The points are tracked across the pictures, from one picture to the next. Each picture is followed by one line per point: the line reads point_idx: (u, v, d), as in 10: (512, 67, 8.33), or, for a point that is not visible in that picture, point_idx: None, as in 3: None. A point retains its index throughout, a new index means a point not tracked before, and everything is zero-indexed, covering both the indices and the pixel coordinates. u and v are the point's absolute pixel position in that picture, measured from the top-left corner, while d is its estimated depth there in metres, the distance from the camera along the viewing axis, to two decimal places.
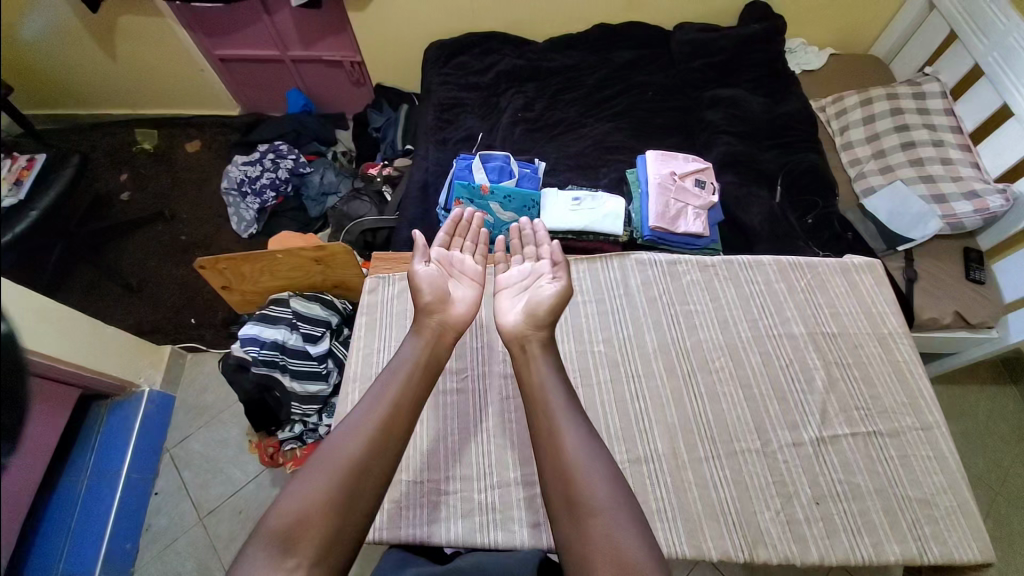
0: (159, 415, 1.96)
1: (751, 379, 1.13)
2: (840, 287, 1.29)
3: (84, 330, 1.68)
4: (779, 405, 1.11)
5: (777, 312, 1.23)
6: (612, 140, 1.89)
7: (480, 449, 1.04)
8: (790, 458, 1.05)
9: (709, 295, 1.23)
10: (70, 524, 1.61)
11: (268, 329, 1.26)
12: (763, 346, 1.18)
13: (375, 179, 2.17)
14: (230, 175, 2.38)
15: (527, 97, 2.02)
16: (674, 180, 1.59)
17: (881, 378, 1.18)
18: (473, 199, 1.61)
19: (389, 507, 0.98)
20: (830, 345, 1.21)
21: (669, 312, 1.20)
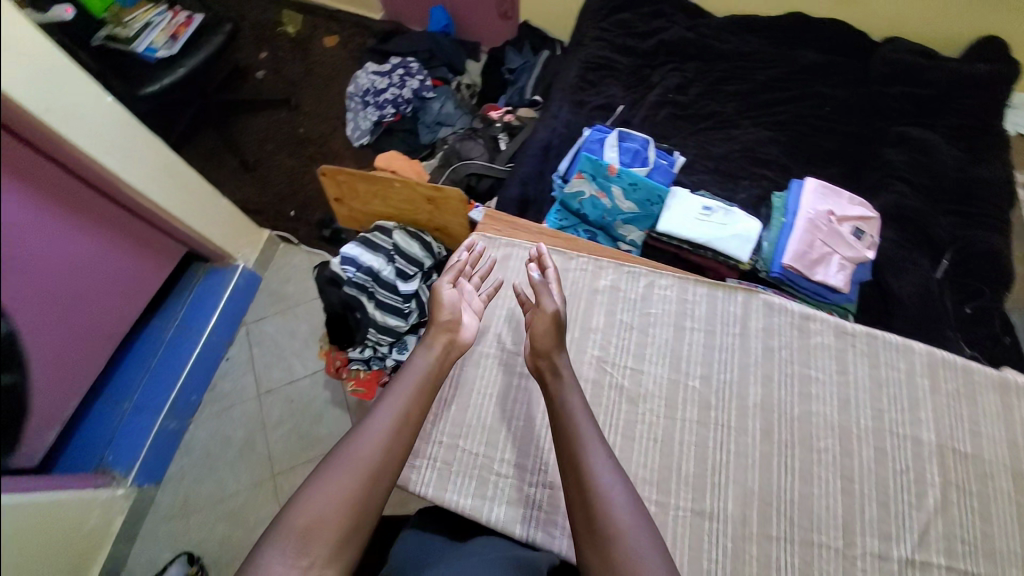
0: (246, 292, 2.11)
1: (856, 473, 1.00)
2: (992, 404, 1.08)
3: (203, 196, 1.79)
4: (877, 509, 0.98)
5: (910, 409, 1.06)
6: (764, 152, 1.67)
7: (541, 443, 1.00)
8: (870, 570, 0.93)
9: (836, 367, 1.08)
10: (149, 364, 1.84)
11: (368, 254, 1.28)
12: (881, 443, 1.03)
13: (496, 124, 2.08)
14: (359, 82, 2.41)
15: (683, 78, 1.82)
16: (830, 221, 1.40)
17: (1007, 521, 0.99)
18: (596, 176, 1.48)
19: (440, 466, 0.99)
20: (959, 467, 1.03)
21: (785, 370, 1.06)
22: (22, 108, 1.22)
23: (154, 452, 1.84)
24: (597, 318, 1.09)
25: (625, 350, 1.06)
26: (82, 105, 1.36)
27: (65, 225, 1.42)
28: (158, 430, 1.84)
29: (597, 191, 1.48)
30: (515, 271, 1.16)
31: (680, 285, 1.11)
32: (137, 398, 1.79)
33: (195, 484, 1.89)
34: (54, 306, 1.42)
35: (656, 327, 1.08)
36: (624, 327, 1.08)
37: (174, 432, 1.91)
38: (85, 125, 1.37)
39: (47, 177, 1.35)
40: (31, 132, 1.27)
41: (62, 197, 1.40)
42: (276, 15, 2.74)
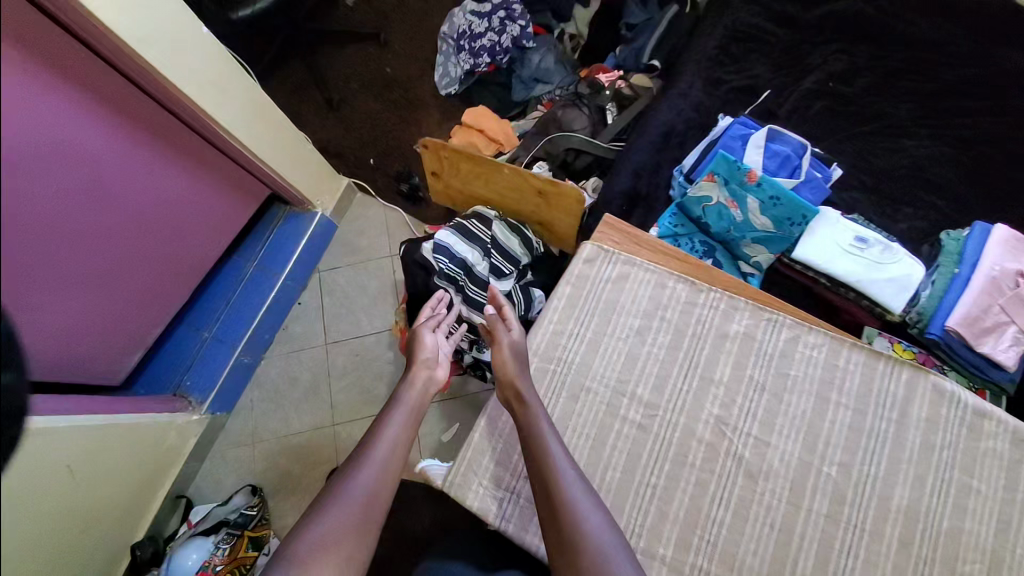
0: (322, 238, 2.04)
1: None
2: None
3: (288, 137, 1.66)
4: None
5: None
6: (939, 173, 1.36)
7: (636, 504, 0.87)
8: None
9: (1008, 481, 0.88)
10: (230, 297, 1.87)
11: (463, 244, 1.17)
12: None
13: (604, 91, 1.81)
14: (454, 22, 2.17)
15: (850, 63, 1.48)
16: (1016, 284, 1.14)
17: None
18: (729, 181, 1.26)
19: (523, 504, 0.91)
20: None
21: (945, 474, 0.88)
22: (117, 38, 1.11)
23: (228, 385, 1.87)
24: (723, 370, 0.93)
25: (753, 413, 0.90)
26: (178, 37, 1.24)
27: (142, 154, 1.32)
28: (234, 363, 1.86)
29: (727, 200, 1.27)
30: (631, 295, 0.99)
31: (832, 347, 0.93)
32: (218, 330, 1.84)
33: (261, 419, 1.93)
34: (140, 241, 1.41)
35: (792, 394, 0.91)
36: (755, 386, 0.92)
37: (247, 365, 1.93)
38: (180, 60, 1.25)
39: (137, 111, 1.27)
40: (125, 63, 1.18)
41: (151, 131, 1.32)
42: None
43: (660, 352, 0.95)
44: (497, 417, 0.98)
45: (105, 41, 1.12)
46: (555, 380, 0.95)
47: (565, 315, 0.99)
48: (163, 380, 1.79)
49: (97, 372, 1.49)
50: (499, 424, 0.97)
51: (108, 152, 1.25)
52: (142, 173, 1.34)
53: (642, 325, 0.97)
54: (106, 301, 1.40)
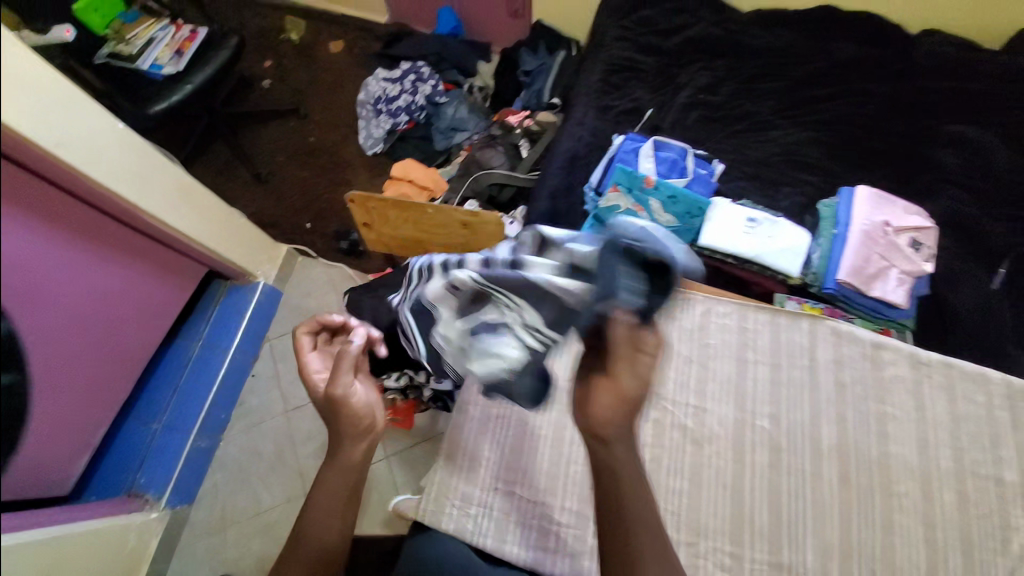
0: (267, 306, 2.02)
1: (937, 520, 0.93)
2: None
3: (220, 214, 1.69)
4: (963, 559, 0.91)
5: (991, 447, 0.98)
6: (804, 154, 1.56)
7: (602, 490, 0.95)
8: None
9: (914, 403, 1.00)
10: (178, 382, 1.80)
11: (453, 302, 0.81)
12: (962, 485, 0.95)
13: (515, 130, 2.01)
14: (369, 89, 2.33)
15: (713, 76, 1.73)
16: (887, 233, 1.28)
17: None
18: (632, 188, 1.42)
19: (499, 512, 0.95)
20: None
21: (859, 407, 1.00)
22: (32, 143, 1.14)
23: (186, 474, 1.76)
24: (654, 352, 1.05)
25: (687, 384, 1.02)
26: (97, 134, 1.28)
27: (71, 251, 1.30)
28: (189, 451, 1.75)
29: (634, 205, 1.42)
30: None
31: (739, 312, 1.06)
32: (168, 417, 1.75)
33: (228, 499, 1.81)
34: (77, 337, 1.36)
35: (715, 362, 1.04)
36: (683, 360, 1.04)
37: (206, 451, 1.83)
38: (99, 156, 1.29)
39: (66, 209, 1.27)
40: (44, 165, 1.19)
41: (82, 228, 1.32)
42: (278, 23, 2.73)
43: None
44: (458, 436, 1.01)
45: (19, 145, 1.13)
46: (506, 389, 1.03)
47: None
48: (116, 480, 1.68)
49: (38, 488, 1.37)
50: (462, 441, 1.00)
51: (38, 256, 1.23)
52: (75, 268, 1.32)
53: None
54: (43, 408, 1.32)
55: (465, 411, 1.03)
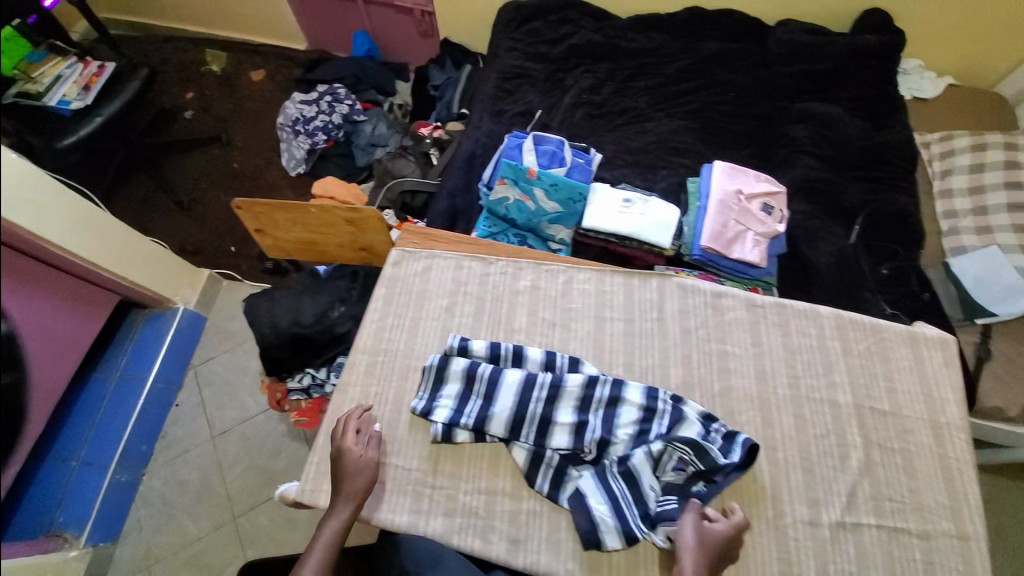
0: (190, 331, 2.02)
1: (778, 442, 1.03)
2: (903, 361, 1.10)
3: (127, 240, 1.72)
4: (803, 476, 1.00)
5: (824, 374, 1.10)
6: (679, 141, 1.73)
7: (473, 453, 1.04)
8: (801, 536, 0.95)
9: (752, 340, 1.14)
10: (96, 417, 1.77)
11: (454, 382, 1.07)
12: (800, 410, 1.06)
13: (425, 140, 2.11)
14: (286, 112, 2.40)
15: (596, 78, 1.88)
16: (739, 200, 1.43)
17: (926, 473, 1.00)
18: (518, 180, 1.52)
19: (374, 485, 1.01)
20: (877, 424, 1.05)
21: (703, 347, 1.13)
22: None
23: (107, 509, 1.71)
24: (520, 319, 1.16)
25: (551, 345, 1.14)
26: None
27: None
28: (109, 484, 1.72)
29: (521, 195, 1.53)
30: (436, 281, 1.21)
31: (597, 278, 1.21)
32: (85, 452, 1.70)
33: (154, 534, 1.76)
34: None
35: (577, 322, 1.16)
36: (548, 324, 1.17)
37: (127, 485, 1.79)
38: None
39: None
40: None
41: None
42: (200, 56, 2.79)
43: (469, 320, 1.17)
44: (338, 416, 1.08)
45: None
46: (387, 366, 1.12)
47: (386, 312, 1.18)
48: (30, 524, 1.61)
49: None
50: (342, 420, 1.08)
51: None
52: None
53: (449, 303, 1.19)
54: None
55: (346, 392, 1.11)
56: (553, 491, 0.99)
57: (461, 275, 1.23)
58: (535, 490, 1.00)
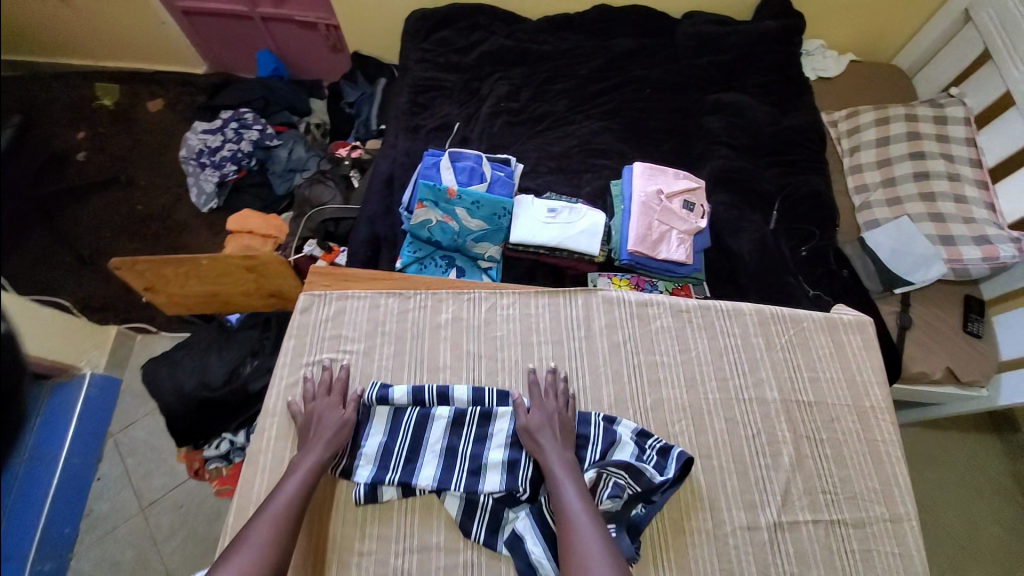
0: (102, 399, 1.81)
1: (712, 449, 1.03)
2: (824, 349, 1.13)
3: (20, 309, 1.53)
4: (737, 480, 1.00)
5: (750, 373, 1.10)
6: (600, 142, 1.72)
7: (402, 516, 0.99)
8: (742, 544, 0.95)
9: (679, 346, 1.13)
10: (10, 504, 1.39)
11: (377, 433, 1.03)
12: (730, 413, 1.06)
13: (343, 162, 1.99)
14: (189, 144, 2.21)
15: (512, 84, 1.83)
16: (660, 200, 1.42)
17: (854, 458, 1.03)
18: (438, 202, 1.44)
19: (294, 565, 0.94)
20: (805, 416, 1.06)
21: (632, 360, 1.11)
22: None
23: None
24: (444, 356, 1.12)
25: (477, 379, 1.10)
26: None
27: None
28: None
29: (443, 216, 1.45)
30: (352, 323, 1.15)
31: (521, 301, 1.18)
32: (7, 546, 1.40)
33: None
34: None
35: (503, 352, 1.13)
36: (474, 357, 1.13)
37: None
38: None
39: None
40: None
41: None
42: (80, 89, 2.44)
43: (389, 363, 1.12)
44: (250, 488, 1.00)
45: None
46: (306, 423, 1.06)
47: (297, 365, 1.11)
48: None
49: None
50: (253, 494, 0.99)
51: None
52: None
53: (369, 345, 1.14)
54: None
55: (256, 462, 1.02)
56: (488, 538, 0.95)
57: (377, 315, 1.17)
58: (470, 541, 0.96)
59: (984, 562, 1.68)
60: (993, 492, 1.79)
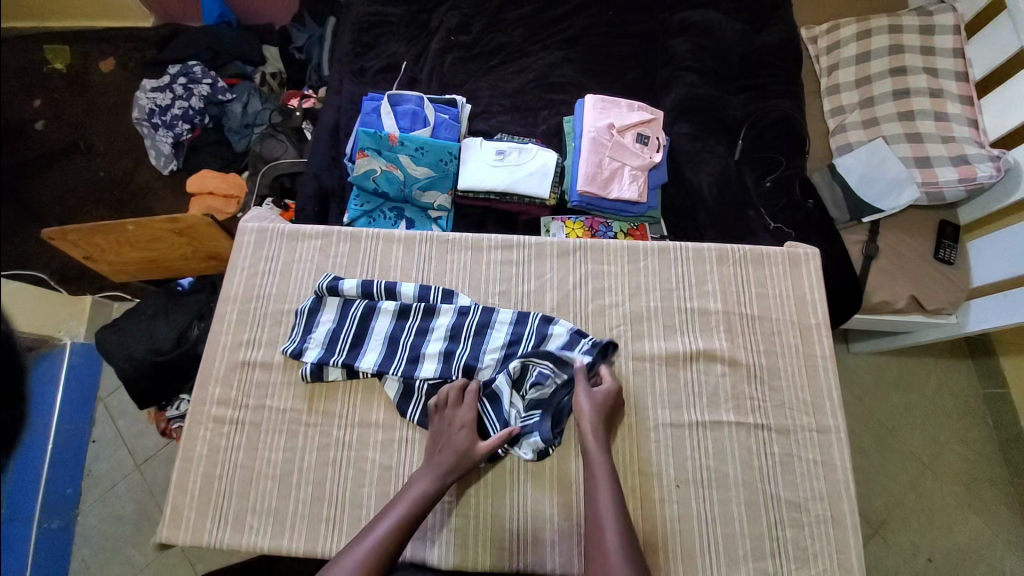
0: (87, 364, 1.82)
1: (647, 354, 0.97)
2: (775, 265, 1.03)
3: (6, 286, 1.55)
4: (667, 383, 0.95)
5: (696, 285, 1.01)
6: (557, 75, 1.60)
7: (347, 397, 0.96)
8: (662, 438, 0.91)
9: (628, 256, 1.04)
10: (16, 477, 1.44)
11: (322, 322, 0.99)
12: (670, 321, 0.99)
13: (294, 113, 1.91)
14: (138, 103, 2.11)
15: (462, 14, 1.68)
16: (612, 134, 1.34)
17: (788, 372, 0.96)
18: (380, 150, 1.38)
19: (248, 428, 0.95)
20: (744, 330, 0.99)
21: (579, 270, 1.03)
22: None
23: (43, 559, 1.55)
24: (396, 256, 1.07)
25: (427, 280, 1.05)
26: None
27: None
28: (38, 535, 1.56)
29: (387, 165, 1.38)
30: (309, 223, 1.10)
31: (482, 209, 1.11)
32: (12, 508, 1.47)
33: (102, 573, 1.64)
34: None
35: (453, 255, 1.06)
36: (425, 260, 1.07)
37: (61, 530, 1.64)
38: None
39: None
40: None
41: None
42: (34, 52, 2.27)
43: (343, 259, 1.07)
44: (210, 366, 0.99)
45: None
46: (258, 313, 1.03)
47: (255, 256, 1.07)
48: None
49: None
50: (214, 371, 0.99)
51: None
52: None
53: (322, 244, 1.08)
54: None
55: (217, 340, 1.01)
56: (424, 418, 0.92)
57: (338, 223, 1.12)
58: (407, 420, 0.93)
59: (952, 485, 1.67)
60: (967, 417, 1.75)
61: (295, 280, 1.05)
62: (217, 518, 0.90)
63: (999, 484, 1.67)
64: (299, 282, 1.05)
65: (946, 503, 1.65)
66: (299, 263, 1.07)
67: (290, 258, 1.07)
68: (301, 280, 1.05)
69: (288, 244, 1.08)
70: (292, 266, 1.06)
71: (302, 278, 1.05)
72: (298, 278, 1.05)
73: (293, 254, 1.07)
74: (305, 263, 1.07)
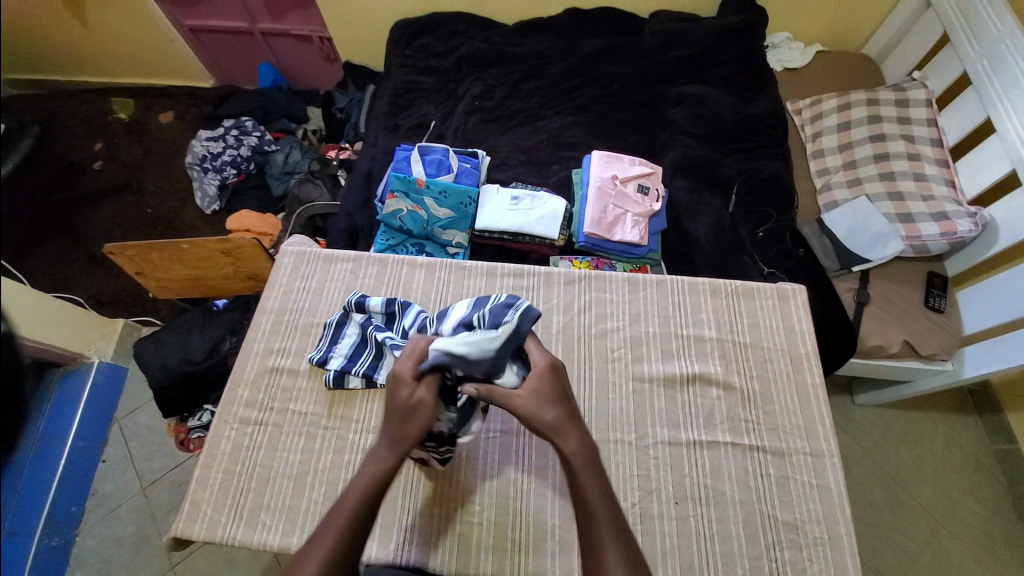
0: (110, 384, 1.89)
1: (647, 374, 1.03)
2: (764, 299, 1.12)
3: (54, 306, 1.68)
4: (665, 402, 1.01)
5: (692, 314, 1.10)
6: (568, 136, 1.80)
7: (365, 404, 1.03)
8: (661, 454, 0.96)
9: (630, 286, 1.14)
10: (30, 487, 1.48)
11: (346, 335, 1.08)
12: (668, 345, 1.07)
13: (331, 162, 2.13)
14: (192, 150, 2.36)
15: (486, 84, 1.92)
16: (616, 184, 1.50)
17: (780, 397, 1.02)
18: (408, 192, 1.53)
19: (270, 429, 1.01)
20: (737, 356, 1.06)
21: (584, 297, 1.13)
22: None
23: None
24: (417, 279, 1.18)
25: (445, 301, 1.15)
26: None
27: None
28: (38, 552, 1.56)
29: (412, 206, 1.53)
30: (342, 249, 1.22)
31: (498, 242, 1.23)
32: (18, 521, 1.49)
33: None
34: None
35: (469, 280, 1.17)
36: (444, 284, 1.18)
37: (58, 549, 1.63)
38: None
39: None
40: None
41: None
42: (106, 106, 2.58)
43: (370, 281, 1.18)
44: (241, 371, 1.07)
45: None
46: (290, 325, 1.13)
47: (293, 276, 1.19)
48: None
49: None
50: (244, 375, 1.07)
51: None
52: None
53: (352, 267, 1.20)
54: None
55: (250, 347, 1.10)
56: None
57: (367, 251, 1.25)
58: None
59: (970, 545, 1.61)
60: (979, 472, 1.71)
61: (326, 298, 1.16)
62: (232, 514, 0.94)
63: (1019, 545, 1.60)
64: (330, 300, 1.16)
65: (964, 564, 1.58)
66: (331, 283, 1.18)
67: (324, 279, 1.19)
68: (332, 298, 1.16)
69: (323, 267, 1.20)
70: (324, 286, 1.18)
71: (332, 296, 1.16)
72: (329, 296, 1.16)
73: (326, 275, 1.19)
74: (336, 283, 1.18)
